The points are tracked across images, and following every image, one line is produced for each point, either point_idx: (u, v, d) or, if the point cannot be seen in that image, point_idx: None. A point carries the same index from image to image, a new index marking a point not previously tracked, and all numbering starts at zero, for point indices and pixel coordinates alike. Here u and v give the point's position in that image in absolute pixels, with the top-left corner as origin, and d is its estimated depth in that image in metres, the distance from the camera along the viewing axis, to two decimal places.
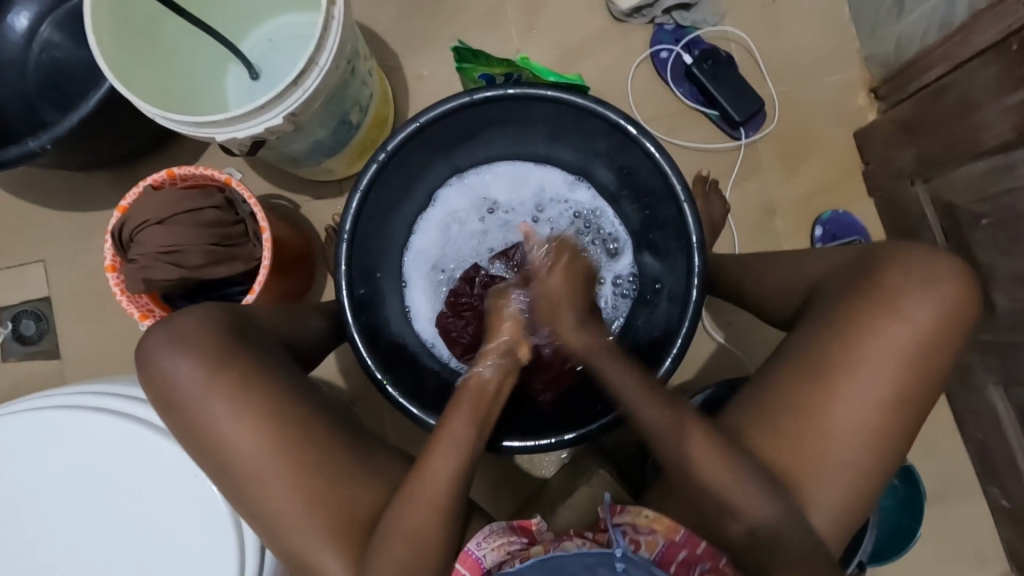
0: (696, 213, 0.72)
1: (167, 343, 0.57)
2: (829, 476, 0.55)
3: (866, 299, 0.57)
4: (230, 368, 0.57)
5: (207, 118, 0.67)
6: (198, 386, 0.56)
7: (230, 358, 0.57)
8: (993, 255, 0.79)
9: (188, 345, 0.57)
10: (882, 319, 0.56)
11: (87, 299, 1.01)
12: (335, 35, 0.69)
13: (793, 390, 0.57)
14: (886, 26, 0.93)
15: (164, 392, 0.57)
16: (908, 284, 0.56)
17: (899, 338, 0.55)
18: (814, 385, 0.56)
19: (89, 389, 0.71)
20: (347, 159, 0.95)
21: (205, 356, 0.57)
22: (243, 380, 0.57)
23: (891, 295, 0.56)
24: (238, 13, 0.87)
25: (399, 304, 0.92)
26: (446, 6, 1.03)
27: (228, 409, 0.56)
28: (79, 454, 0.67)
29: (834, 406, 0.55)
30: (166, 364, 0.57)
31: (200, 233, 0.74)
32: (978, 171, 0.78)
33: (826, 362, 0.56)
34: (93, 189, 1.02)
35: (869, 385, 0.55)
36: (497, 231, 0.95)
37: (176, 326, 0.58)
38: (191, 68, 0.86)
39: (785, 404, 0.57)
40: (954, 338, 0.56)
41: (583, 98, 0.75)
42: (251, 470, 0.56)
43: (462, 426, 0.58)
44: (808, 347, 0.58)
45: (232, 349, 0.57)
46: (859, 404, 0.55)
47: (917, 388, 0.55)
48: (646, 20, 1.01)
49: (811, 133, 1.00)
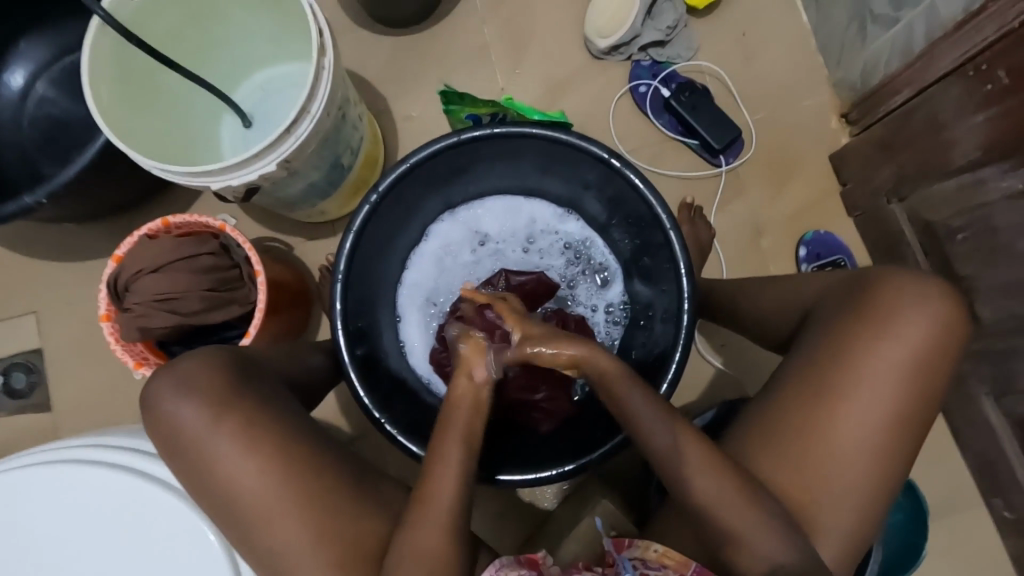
0: (683, 240, 0.75)
1: (171, 388, 0.57)
2: (832, 496, 0.56)
3: (855, 318, 0.58)
4: (233, 412, 0.56)
5: (203, 168, 0.69)
6: (200, 428, 0.56)
7: (232, 402, 0.56)
8: (973, 267, 0.81)
9: (193, 387, 0.56)
10: (871, 337, 0.57)
11: (81, 348, 1.01)
12: (325, 84, 0.71)
13: (790, 409, 0.58)
14: (851, 55, 0.98)
15: (169, 435, 0.57)
16: (897, 305, 0.57)
17: (892, 357, 0.56)
18: (808, 404, 0.57)
19: (84, 441, 0.70)
20: (339, 200, 0.97)
21: (207, 398, 0.56)
22: (246, 422, 0.56)
23: (880, 316, 0.57)
24: (230, 64, 0.90)
25: (395, 339, 0.92)
26: (431, 50, 1.07)
27: (232, 451, 0.55)
28: (74, 508, 0.65)
29: (832, 425, 0.56)
30: (171, 408, 0.56)
31: (197, 279, 0.75)
32: (951, 188, 0.81)
33: (820, 381, 0.57)
34: (87, 239, 1.03)
35: (865, 403, 0.56)
36: (489, 262, 0.97)
37: (181, 367, 0.58)
38: (185, 118, 0.87)
39: (784, 424, 0.58)
40: (943, 353, 0.57)
41: (568, 135, 0.78)
42: (254, 511, 0.54)
43: (451, 449, 0.57)
44: (804, 370, 0.59)
45: (235, 395, 0.56)
46: (856, 422, 0.56)
47: (912, 404, 0.56)
48: (624, 57, 1.05)
49: (788, 157, 1.04)
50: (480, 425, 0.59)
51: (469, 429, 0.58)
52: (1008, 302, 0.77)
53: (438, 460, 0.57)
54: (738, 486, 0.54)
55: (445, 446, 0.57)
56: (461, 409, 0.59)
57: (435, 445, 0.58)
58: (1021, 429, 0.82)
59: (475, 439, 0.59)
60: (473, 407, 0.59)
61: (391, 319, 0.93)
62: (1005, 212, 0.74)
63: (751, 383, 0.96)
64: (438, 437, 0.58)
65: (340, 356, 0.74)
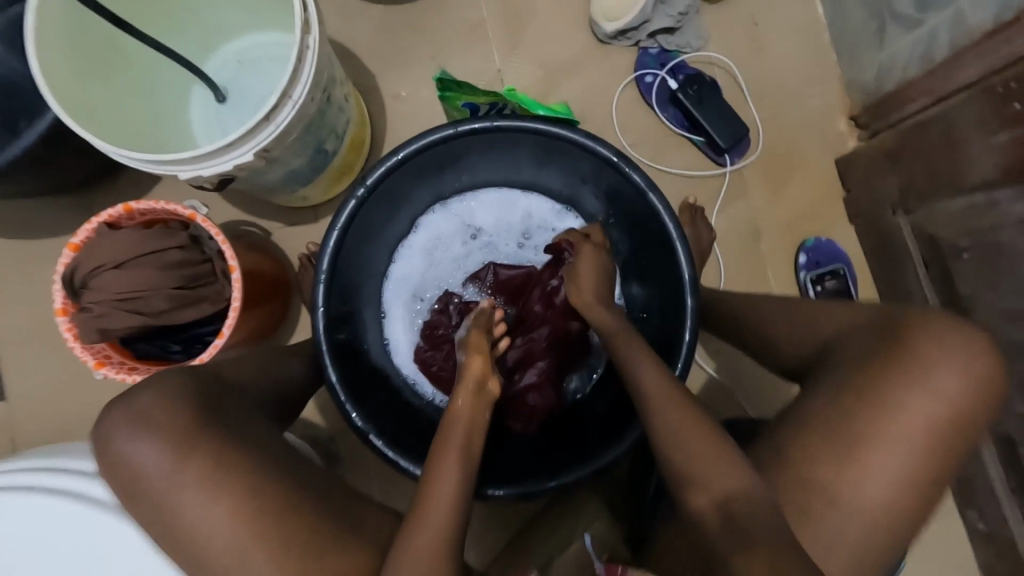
0: (688, 251, 0.72)
1: (125, 429, 0.50)
2: (851, 550, 0.51)
3: (887, 362, 0.53)
4: (197, 450, 0.49)
5: (169, 157, 0.61)
6: (162, 471, 0.49)
7: (195, 440, 0.49)
8: (976, 287, 0.80)
9: (152, 425, 0.50)
10: (905, 381, 0.52)
11: (36, 335, 0.93)
12: (309, 66, 0.64)
13: (816, 455, 0.53)
14: (868, 56, 0.93)
15: (127, 479, 0.50)
16: (936, 345, 0.52)
17: (925, 408, 0.51)
18: (833, 448, 0.52)
19: (34, 462, 0.65)
20: (322, 186, 0.90)
21: (172, 434, 0.49)
22: (213, 459, 0.49)
23: (917, 358, 0.52)
24: (200, 31, 0.81)
25: (378, 335, 0.87)
26: (424, 23, 0.99)
27: (204, 490, 0.49)
28: (25, 535, 0.60)
29: (859, 473, 0.51)
30: (128, 448, 0.50)
31: (164, 276, 0.68)
32: (962, 206, 0.79)
33: (845, 423, 0.53)
34: (41, 215, 0.95)
35: (893, 452, 0.51)
36: (480, 256, 0.92)
37: (139, 403, 0.51)
38: (150, 92, 0.79)
39: (807, 472, 0.53)
40: (982, 400, 0.52)
41: (574, 133, 0.73)
42: (226, 559, 0.49)
43: (447, 467, 0.54)
44: (826, 408, 0.54)
45: (205, 433, 0.50)
46: (885, 473, 0.51)
47: (946, 456, 0.52)
48: (631, 43, 0.99)
49: (794, 159, 1.00)
50: (477, 444, 0.57)
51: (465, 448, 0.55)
52: (1008, 326, 0.77)
53: (431, 488, 0.53)
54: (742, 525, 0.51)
55: (442, 464, 0.54)
56: (457, 430, 0.56)
57: (430, 466, 0.55)
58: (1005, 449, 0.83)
59: (469, 455, 0.56)
60: (469, 425, 0.57)
61: (374, 313, 0.88)
62: (1016, 236, 0.73)
63: (745, 395, 0.95)
64: (434, 459, 0.55)
65: (323, 365, 0.70)
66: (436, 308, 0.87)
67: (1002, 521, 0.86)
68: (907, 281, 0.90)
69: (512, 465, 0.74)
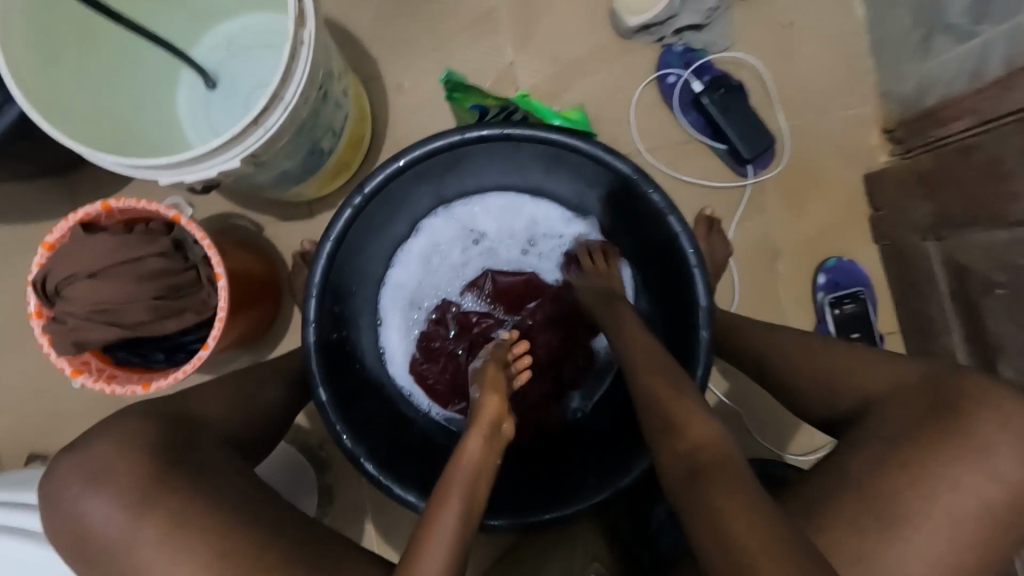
0: (706, 280, 0.66)
1: (78, 481, 0.45)
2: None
3: (935, 438, 0.51)
4: (156, 506, 0.44)
5: (147, 162, 0.56)
6: (115, 530, 0.44)
7: (156, 494, 0.45)
8: (1006, 325, 0.75)
9: (105, 478, 0.45)
10: (952, 457, 0.49)
11: (14, 326, 0.90)
12: (303, 64, 0.58)
13: (847, 530, 0.49)
14: (909, 66, 0.87)
15: (77, 539, 0.45)
16: (985, 417, 0.50)
17: (981, 493, 0.49)
18: (866, 523, 0.49)
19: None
20: (318, 183, 0.84)
21: (128, 486, 0.44)
22: (169, 519, 0.44)
23: (969, 429, 0.50)
24: (185, 10, 0.74)
25: (373, 345, 0.80)
26: (432, 7, 0.91)
27: (161, 552, 0.44)
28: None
29: (899, 556, 0.48)
30: (80, 506, 0.45)
31: (142, 286, 0.63)
32: (1000, 240, 0.74)
33: (883, 495, 0.50)
34: (21, 200, 0.90)
35: (931, 533, 0.48)
36: (480, 262, 0.85)
37: (89, 452, 0.46)
38: (133, 77, 0.73)
39: (842, 550, 0.48)
40: None
41: (590, 145, 0.67)
42: None
43: (446, 511, 0.52)
44: (865, 476, 0.51)
45: (164, 484, 0.45)
46: (922, 554, 0.48)
47: (985, 538, 0.48)
48: (655, 39, 0.92)
49: (819, 172, 0.94)
50: (481, 488, 0.55)
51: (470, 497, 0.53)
52: None
53: (428, 541, 0.50)
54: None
55: (440, 513, 0.51)
56: (463, 475, 0.54)
57: (429, 510, 0.53)
58: None
59: (471, 498, 0.53)
60: (476, 470, 0.55)
61: (369, 322, 0.80)
62: None
63: (753, 422, 0.92)
64: (435, 503, 0.53)
65: (313, 386, 0.66)
66: (433, 318, 0.82)
67: None
68: (930, 310, 0.86)
69: (511, 493, 0.70)
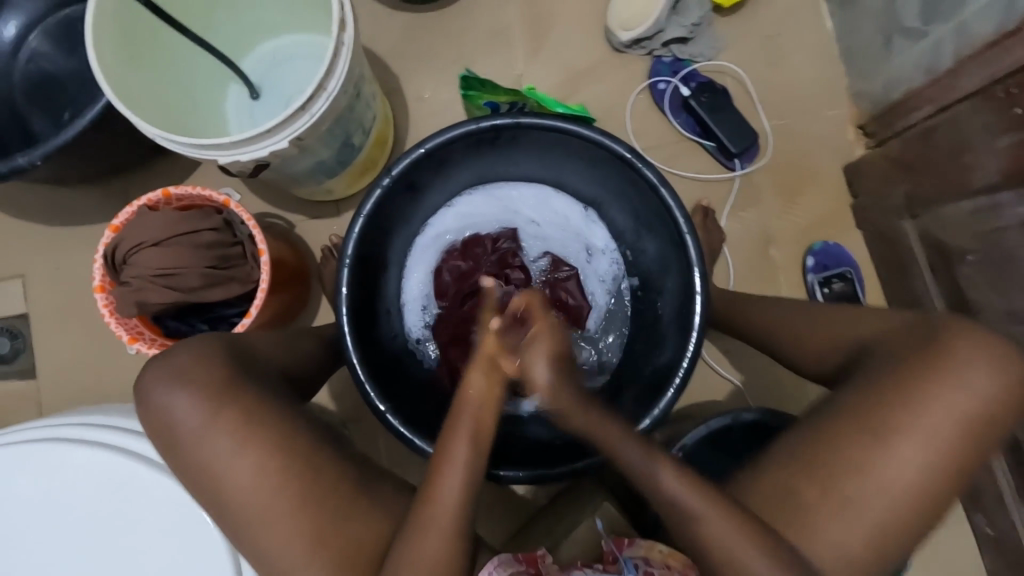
0: (700, 246, 0.71)
1: (164, 382, 0.58)
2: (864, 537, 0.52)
3: (917, 365, 0.55)
4: (226, 407, 0.57)
5: (212, 142, 0.66)
6: (195, 422, 0.57)
7: (228, 398, 0.58)
8: (982, 290, 0.82)
9: (187, 384, 0.58)
10: (923, 374, 0.55)
11: (70, 316, 0.99)
12: (344, 61, 0.69)
13: (832, 447, 0.55)
14: (875, 67, 0.97)
15: (163, 427, 0.58)
16: (960, 352, 0.55)
17: (956, 407, 0.53)
18: (846, 438, 0.54)
19: (62, 420, 0.68)
20: (347, 179, 0.94)
21: (206, 391, 0.57)
22: (239, 419, 0.57)
23: (942, 359, 0.55)
24: (237, 30, 0.87)
25: (395, 291, 0.87)
26: (448, 29, 1.04)
27: (231, 444, 0.57)
28: (63, 486, 0.64)
29: (880, 463, 0.53)
30: (164, 399, 0.58)
31: (199, 254, 0.73)
32: (966, 210, 0.81)
33: (865, 411, 0.55)
34: (79, 201, 1.01)
35: (911, 444, 0.53)
36: (555, 246, 0.90)
37: (173, 361, 0.59)
38: (190, 85, 0.85)
39: (826, 463, 0.54)
40: (1010, 400, 0.54)
41: (590, 130, 0.74)
42: (249, 509, 0.56)
43: (460, 449, 0.56)
44: (855, 404, 0.56)
45: (232, 392, 0.58)
46: (902, 460, 0.53)
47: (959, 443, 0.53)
48: (645, 52, 1.03)
49: (801, 166, 1.03)
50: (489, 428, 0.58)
51: (478, 432, 0.57)
52: (1009, 329, 0.79)
53: (440, 471, 0.56)
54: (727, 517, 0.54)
55: (453, 446, 0.56)
56: (471, 407, 0.57)
57: (442, 445, 0.57)
58: (1011, 448, 0.84)
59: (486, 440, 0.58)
60: (480, 404, 0.57)
61: (394, 272, 0.87)
62: (1019, 238, 0.75)
63: (754, 397, 0.98)
64: (446, 438, 0.57)
65: (343, 343, 0.72)
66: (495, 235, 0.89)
67: (1010, 527, 0.87)
68: (913, 285, 0.93)
69: (530, 452, 0.74)
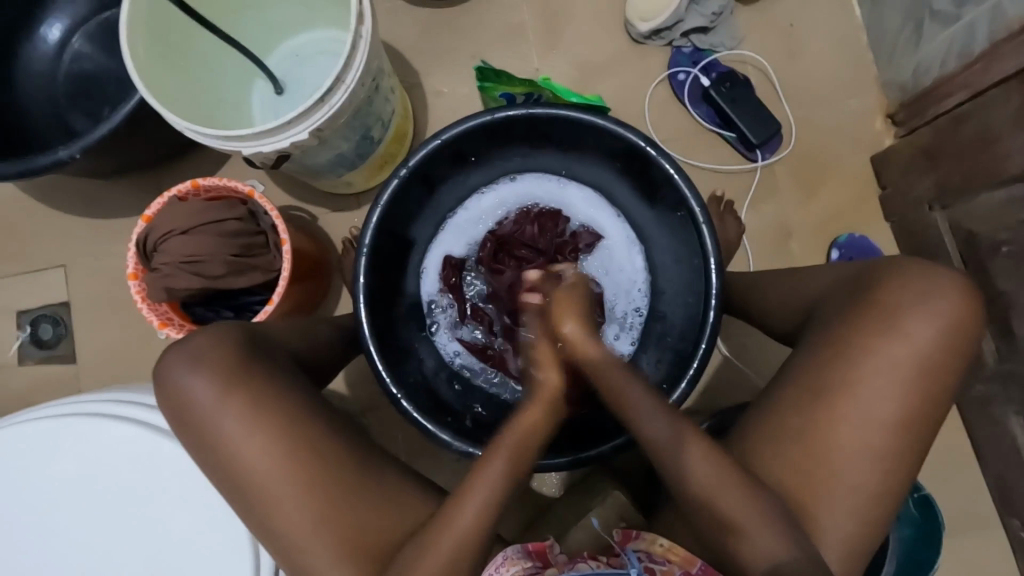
0: (714, 235, 0.70)
1: (181, 363, 0.61)
2: (847, 516, 0.56)
3: (870, 313, 0.59)
4: (239, 388, 0.60)
5: (235, 132, 0.69)
6: (209, 404, 0.60)
7: (241, 378, 0.60)
8: (1016, 283, 0.79)
9: (202, 362, 0.61)
10: (884, 340, 0.57)
11: (107, 303, 1.05)
12: (361, 55, 0.70)
13: (801, 415, 0.58)
14: (905, 53, 0.94)
15: (181, 406, 0.61)
16: (903, 304, 0.58)
17: (904, 358, 0.57)
18: (815, 411, 0.58)
19: (102, 396, 0.72)
20: (367, 172, 0.95)
21: (220, 373, 0.60)
22: (250, 402, 0.60)
23: (891, 314, 0.58)
24: (263, 28, 0.90)
25: (419, 262, 0.89)
26: (467, 24, 1.05)
27: (243, 427, 0.59)
28: (97, 460, 0.68)
29: (837, 430, 0.56)
30: (183, 382, 0.61)
31: (223, 243, 0.77)
32: (1000, 199, 0.79)
33: (827, 380, 0.58)
34: (114, 195, 1.06)
35: (881, 409, 0.56)
36: (608, 284, 0.87)
37: (192, 343, 0.62)
38: (217, 82, 0.88)
39: (789, 433, 0.58)
40: (965, 340, 0.57)
41: (604, 119, 0.73)
42: (257, 492, 0.58)
43: (495, 461, 0.57)
44: (812, 363, 0.60)
45: (243, 372, 0.61)
46: (863, 428, 0.56)
47: (924, 389, 0.57)
48: (665, 42, 1.02)
49: (826, 157, 1.00)
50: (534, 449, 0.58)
51: (518, 447, 0.57)
52: None
53: (466, 493, 0.56)
54: (746, 501, 0.54)
55: (490, 459, 0.57)
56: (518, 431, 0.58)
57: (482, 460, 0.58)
58: None
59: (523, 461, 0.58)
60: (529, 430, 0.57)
61: (425, 241, 0.89)
62: None
63: (761, 377, 0.96)
64: (487, 452, 0.58)
65: (359, 328, 0.73)
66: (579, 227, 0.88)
67: None
68: None
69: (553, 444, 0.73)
